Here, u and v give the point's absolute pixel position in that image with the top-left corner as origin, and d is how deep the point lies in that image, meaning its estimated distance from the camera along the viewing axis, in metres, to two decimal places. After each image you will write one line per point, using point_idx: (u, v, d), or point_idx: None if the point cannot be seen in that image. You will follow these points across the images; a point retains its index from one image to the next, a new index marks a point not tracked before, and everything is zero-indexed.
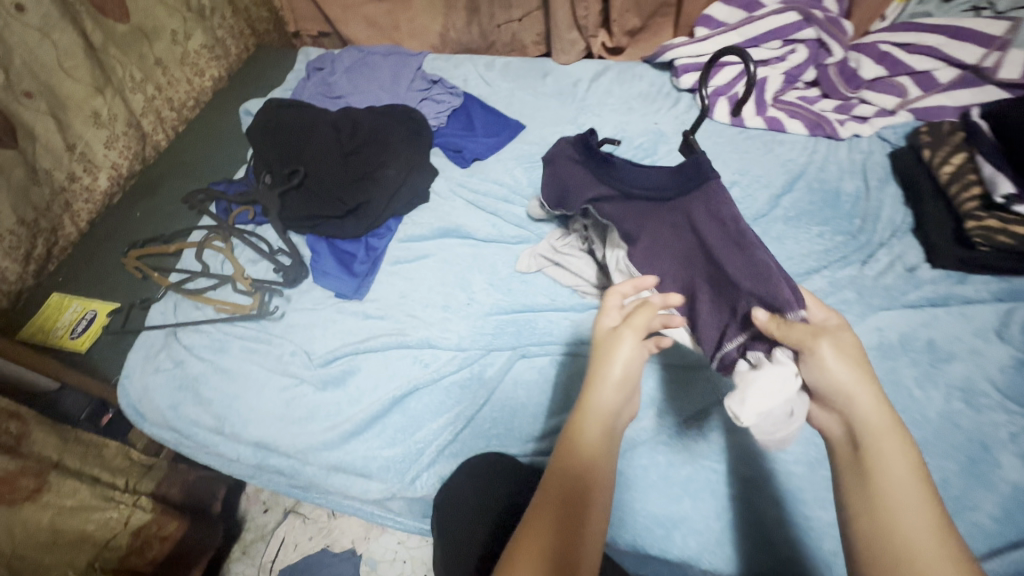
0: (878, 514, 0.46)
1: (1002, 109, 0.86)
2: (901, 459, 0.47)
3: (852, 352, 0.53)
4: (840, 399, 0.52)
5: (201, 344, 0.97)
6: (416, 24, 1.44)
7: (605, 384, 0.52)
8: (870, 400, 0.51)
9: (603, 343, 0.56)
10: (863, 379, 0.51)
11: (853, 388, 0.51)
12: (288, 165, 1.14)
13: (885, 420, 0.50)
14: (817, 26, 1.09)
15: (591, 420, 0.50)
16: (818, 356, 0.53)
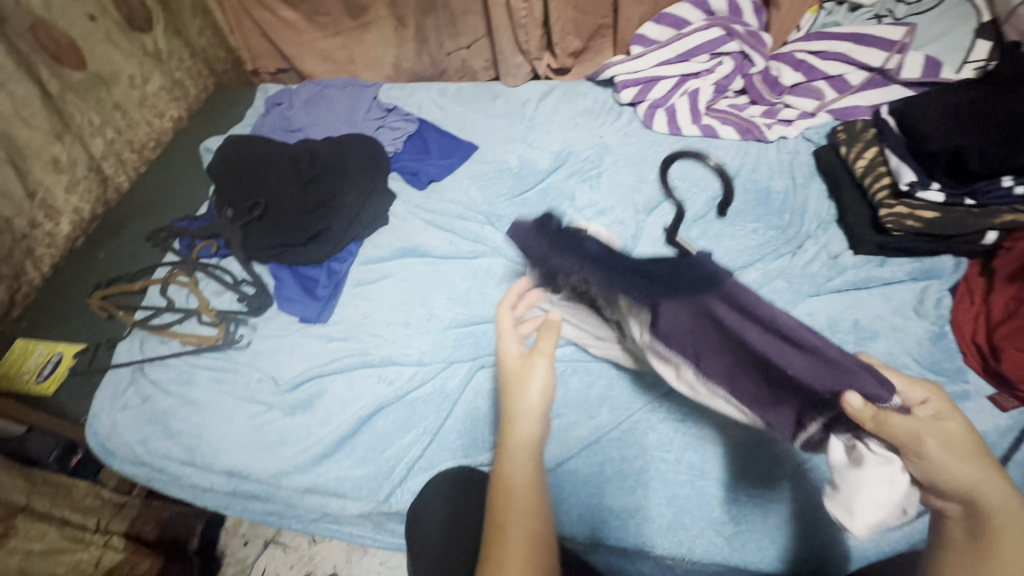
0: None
1: (905, 107, 0.95)
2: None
3: (959, 442, 0.50)
4: (963, 491, 0.48)
5: (168, 378, 0.99)
6: (370, 56, 1.49)
7: (523, 418, 0.53)
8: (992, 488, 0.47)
9: (514, 375, 0.56)
10: (983, 469, 0.48)
11: (971, 475, 0.48)
12: (248, 199, 1.17)
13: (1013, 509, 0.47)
14: (739, 39, 1.19)
15: (512, 458, 0.52)
16: (932, 457, 0.49)
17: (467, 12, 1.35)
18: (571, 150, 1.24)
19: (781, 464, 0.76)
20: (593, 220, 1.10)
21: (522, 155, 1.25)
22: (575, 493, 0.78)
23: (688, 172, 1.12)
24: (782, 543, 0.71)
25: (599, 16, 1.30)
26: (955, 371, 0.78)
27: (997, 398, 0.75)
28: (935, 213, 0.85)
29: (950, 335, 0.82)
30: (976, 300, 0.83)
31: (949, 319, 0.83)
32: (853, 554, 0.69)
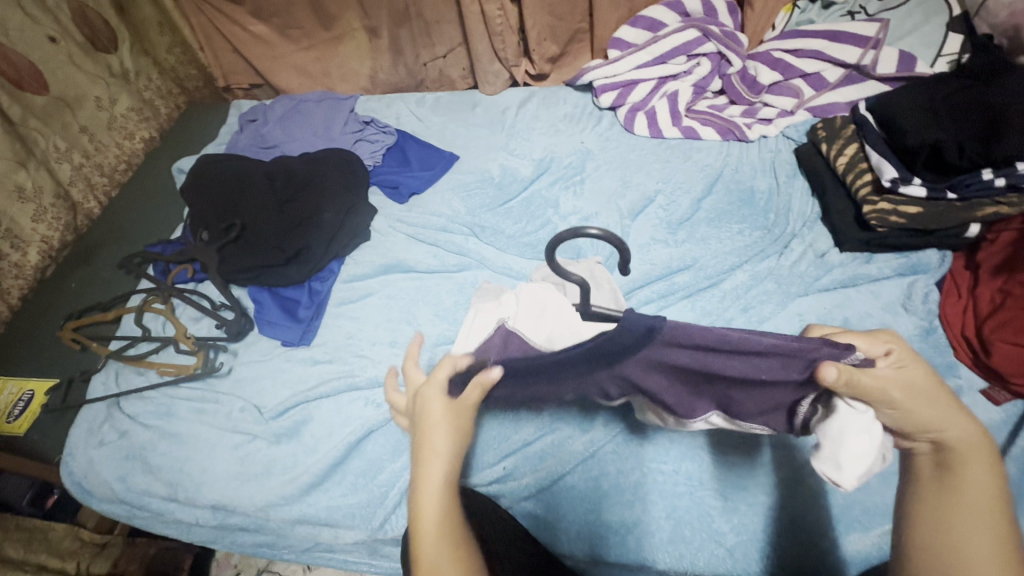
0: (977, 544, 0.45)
1: (882, 101, 0.95)
2: (988, 486, 0.47)
3: (926, 385, 0.50)
4: (932, 429, 0.49)
5: (146, 411, 0.95)
6: (345, 68, 1.47)
7: (433, 464, 0.53)
8: (962, 429, 0.49)
9: (430, 424, 0.55)
10: (950, 409, 0.49)
11: (947, 417, 0.49)
12: (224, 220, 1.13)
13: (979, 447, 0.49)
14: (715, 40, 1.19)
15: (427, 506, 0.52)
16: (900, 406, 0.49)
17: (442, 21, 1.33)
18: (553, 157, 1.22)
19: (778, 470, 0.75)
20: (578, 227, 1.09)
21: (504, 164, 1.24)
22: (572, 510, 0.77)
23: (671, 175, 1.12)
24: (786, 552, 0.69)
25: (575, 21, 1.29)
26: (947, 367, 0.78)
27: (990, 392, 0.75)
28: (918, 208, 0.85)
29: (939, 330, 0.82)
30: (962, 293, 0.83)
31: (938, 313, 0.83)
32: (859, 558, 0.68)
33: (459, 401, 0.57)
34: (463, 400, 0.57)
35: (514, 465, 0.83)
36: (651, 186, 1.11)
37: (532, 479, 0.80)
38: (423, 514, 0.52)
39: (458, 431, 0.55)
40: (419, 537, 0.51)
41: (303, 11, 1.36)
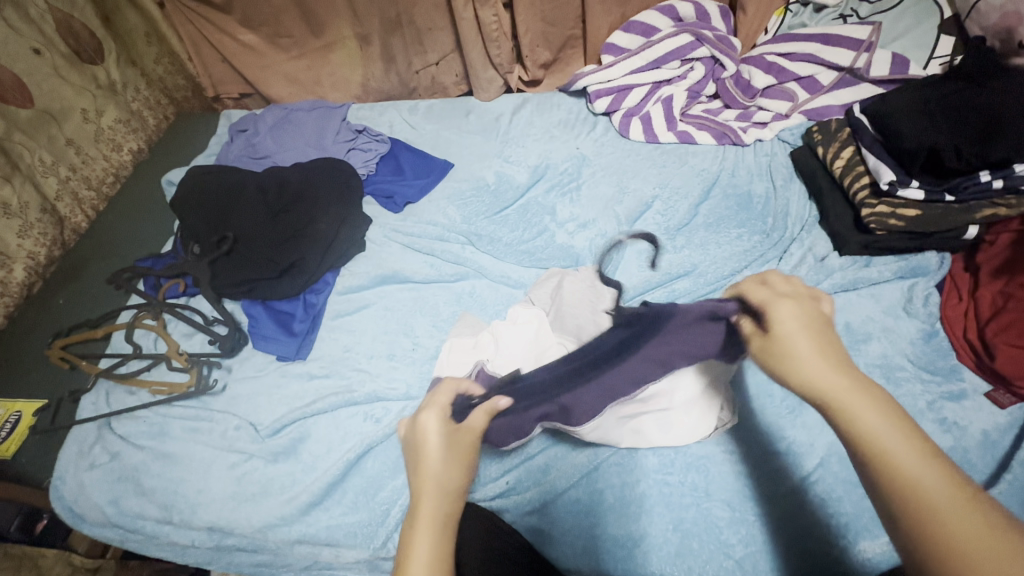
0: (901, 496, 0.39)
1: (876, 105, 0.95)
2: (883, 418, 0.43)
3: (800, 332, 0.51)
4: (799, 374, 0.48)
5: (139, 431, 0.93)
6: (337, 77, 1.46)
7: (434, 486, 0.54)
8: (827, 372, 0.47)
9: (431, 453, 0.58)
10: (824, 355, 0.49)
11: (807, 364, 0.48)
12: (216, 233, 1.11)
13: (852, 381, 0.46)
14: (708, 45, 1.19)
15: (420, 523, 0.51)
16: (787, 359, 0.50)
17: (434, 28, 1.32)
18: (549, 163, 1.22)
19: (783, 478, 0.74)
20: (576, 234, 1.08)
21: (499, 171, 1.23)
22: (577, 525, 0.75)
23: (668, 180, 1.12)
24: (795, 563, 0.68)
25: (568, 27, 1.29)
26: (950, 370, 0.78)
27: (994, 395, 0.74)
28: (916, 211, 0.85)
29: (942, 333, 0.81)
30: (963, 295, 0.83)
31: (939, 316, 0.83)
32: (869, 567, 0.67)
33: (463, 431, 0.61)
34: (468, 431, 0.62)
35: (516, 479, 0.81)
36: (648, 192, 1.11)
37: (535, 493, 0.79)
38: (414, 540, 0.50)
39: (463, 461, 0.58)
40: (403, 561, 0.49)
41: (293, 19, 1.35)
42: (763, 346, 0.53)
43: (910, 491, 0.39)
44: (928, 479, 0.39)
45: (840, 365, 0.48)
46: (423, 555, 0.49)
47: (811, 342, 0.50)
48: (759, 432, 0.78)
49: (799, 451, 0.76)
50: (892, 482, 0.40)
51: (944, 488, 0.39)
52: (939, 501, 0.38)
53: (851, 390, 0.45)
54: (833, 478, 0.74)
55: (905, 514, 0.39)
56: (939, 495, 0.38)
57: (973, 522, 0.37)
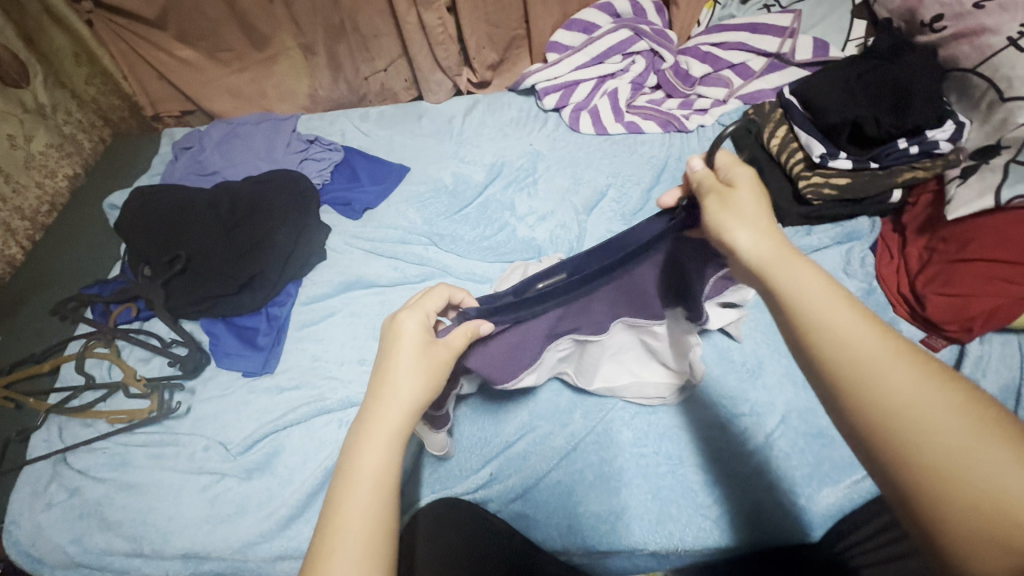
0: (843, 359, 0.41)
1: (804, 85, 1.01)
2: (814, 282, 0.44)
3: (758, 197, 0.51)
4: (741, 237, 0.49)
5: (99, 464, 0.88)
6: (284, 88, 1.44)
7: (394, 404, 0.51)
8: (763, 237, 0.48)
9: (400, 362, 0.53)
10: (757, 223, 0.49)
11: (746, 224, 0.49)
12: (167, 253, 1.07)
13: (784, 249, 0.47)
14: (647, 38, 1.25)
15: (366, 454, 0.47)
16: (727, 212, 0.50)
17: (379, 35, 1.32)
18: (504, 160, 1.24)
19: (749, 437, 0.79)
20: (536, 226, 1.10)
21: (456, 172, 1.24)
22: (559, 506, 0.77)
23: (620, 169, 1.16)
24: (769, 515, 0.72)
25: (512, 28, 1.32)
26: (889, 322, 0.84)
27: (928, 340, 0.81)
28: (846, 179, 0.92)
29: (878, 290, 0.88)
30: (895, 253, 0.90)
31: (875, 274, 0.89)
32: (833, 511, 0.72)
33: (440, 346, 0.56)
34: (448, 347, 0.57)
35: (498, 468, 0.82)
36: (602, 181, 1.15)
37: (518, 480, 0.80)
38: (362, 454, 0.47)
39: (431, 378, 0.54)
40: (344, 473, 0.47)
41: (232, 32, 1.33)
42: (715, 197, 0.52)
43: (850, 353, 0.41)
44: (872, 347, 0.41)
45: (774, 229, 0.49)
46: (374, 464, 0.47)
47: (755, 194, 0.51)
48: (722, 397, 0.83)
49: (761, 411, 0.81)
50: (831, 349, 0.41)
51: (883, 345, 0.41)
52: (874, 357, 0.40)
53: (784, 257, 0.47)
54: (793, 432, 0.79)
55: (842, 379, 0.41)
56: (877, 352, 0.40)
57: (903, 373, 0.39)
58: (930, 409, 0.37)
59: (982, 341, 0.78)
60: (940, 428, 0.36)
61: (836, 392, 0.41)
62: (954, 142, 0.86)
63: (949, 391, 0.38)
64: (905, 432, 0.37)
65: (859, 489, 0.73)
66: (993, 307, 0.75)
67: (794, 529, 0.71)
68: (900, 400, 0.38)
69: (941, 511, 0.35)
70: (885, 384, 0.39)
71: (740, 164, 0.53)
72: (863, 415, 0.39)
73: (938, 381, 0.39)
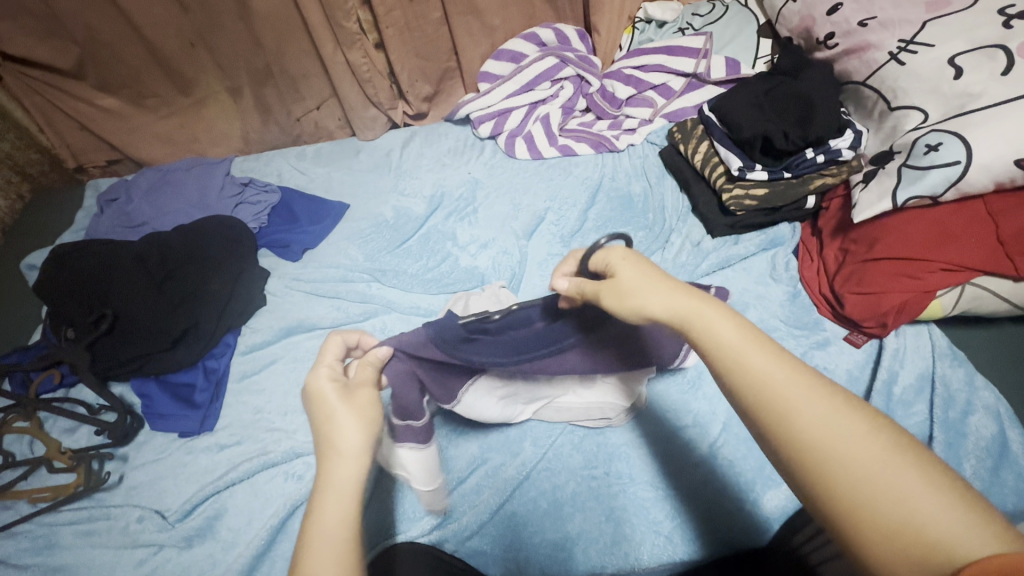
0: (762, 394, 0.41)
1: (718, 102, 1.07)
2: (727, 326, 0.44)
3: (649, 268, 0.50)
4: (646, 313, 0.47)
5: (20, 549, 0.81)
6: (215, 131, 1.40)
7: (340, 454, 0.49)
8: (671, 299, 0.47)
9: (332, 416, 0.52)
10: (660, 289, 0.48)
11: (649, 299, 0.47)
12: (92, 312, 1.02)
13: (691, 301, 0.46)
14: (572, 65, 1.29)
15: (325, 510, 0.46)
16: (625, 299, 0.49)
17: (308, 75, 1.31)
18: (443, 191, 1.24)
19: (696, 447, 0.81)
20: (478, 255, 1.11)
21: (396, 206, 1.23)
22: (514, 538, 0.76)
23: (557, 192, 1.19)
24: (719, 522, 0.74)
25: (441, 61, 1.34)
26: (814, 323, 0.89)
27: (851, 337, 0.86)
28: (765, 190, 0.97)
29: (803, 292, 0.92)
30: (815, 256, 0.95)
31: (799, 277, 0.94)
32: (778, 513, 0.74)
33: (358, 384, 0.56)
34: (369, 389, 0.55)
35: (452, 506, 0.80)
36: (540, 206, 1.17)
37: (472, 517, 0.78)
38: (322, 513, 0.46)
39: (365, 418, 0.52)
40: (305, 539, 0.44)
41: (156, 78, 1.30)
42: (607, 292, 0.50)
43: (768, 389, 0.41)
44: (785, 378, 0.41)
45: (675, 288, 0.48)
46: (335, 521, 0.45)
47: (643, 268, 0.50)
48: (668, 410, 0.84)
49: (704, 421, 0.83)
50: (751, 388, 0.41)
51: (796, 375, 0.41)
52: (789, 387, 0.41)
53: (692, 310, 0.46)
54: (737, 438, 0.81)
55: (762, 415, 0.41)
56: (792, 382, 0.41)
57: (819, 404, 0.40)
58: (846, 437, 0.38)
59: (897, 335, 0.84)
60: (856, 456, 0.37)
61: (760, 426, 0.41)
62: (855, 149, 0.93)
63: (860, 419, 0.39)
64: (824, 462, 0.38)
65: None
66: (902, 302, 0.81)
67: (743, 535, 0.72)
68: (817, 428, 0.39)
69: (864, 539, 0.35)
70: (803, 417, 0.39)
71: (613, 249, 0.52)
72: (788, 445, 0.40)
73: (850, 408, 0.39)
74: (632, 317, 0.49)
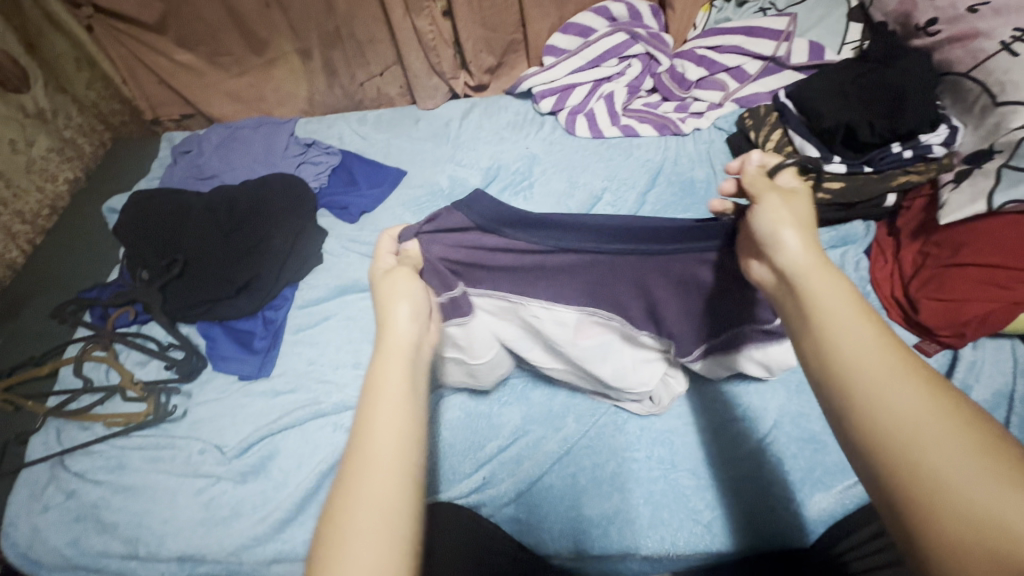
0: (842, 360, 0.39)
1: (798, 89, 1.02)
2: (833, 293, 0.42)
3: (803, 210, 0.50)
4: (773, 241, 0.48)
5: (95, 466, 0.89)
6: (282, 92, 1.44)
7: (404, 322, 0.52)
8: (811, 241, 0.47)
9: (393, 294, 0.55)
10: (804, 227, 0.48)
11: (795, 226, 0.48)
12: (165, 257, 1.08)
13: (810, 252, 0.46)
14: (643, 42, 1.25)
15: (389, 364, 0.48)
16: (773, 218, 0.49)
17: (375, 40, 1.33)
18: (500, 164, 1.24)
19: (742, 440, 0.79)
20: None
21: (452, 176, 1.24)
22: (554, 509, 0.77)
23: (615, 172, 1.16)
24: (763, 518, 0.72)
25: (508, 32, 1.32)
26: None
27: (922, 345, 0.81)
28: (841, 183, 0.91)
29: (873, 295, 0.88)
30: (888, 259, 0.90)
31: (869, 278, 0.90)
32: (826, 516, 0.72)
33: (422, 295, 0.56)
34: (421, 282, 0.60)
35: (491, 472, 0.82)
36: (598, 185, 1.15)
37: (510, 484, 0.80)
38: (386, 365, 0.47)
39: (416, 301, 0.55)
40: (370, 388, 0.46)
41: (231, 37, 1.33)
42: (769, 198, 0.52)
43: (850, 357, 0.39)
44: (874, 351, 0.38)
45: (812, 234, 0.48)
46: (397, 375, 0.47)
47: (807, 203, 0.51)
48: (716, 401, 0.83)
49: (755, 415, 0.81)
50: (833, 354, 0.40)
51: (887, 351, 0.38)
52: (870, 360, 0.38)
53: (811, 262, 0.45)
54: (787, 437, 0.79)
55: (837, 384, 0.39)
56: (878, 356, 0.38)
57: (912, 392, 0.36)
58: (923, 425, 0.34)
59: (974, 346, 0.79)
60: (940, 450, 0.33)
61: (833, 397, 0.39)
62: (948, 146, 0.86)
63: (956, 418, 0.35)
64: (890, 438, 0.35)
65: (852, 494, 0.73)
66: (986, 311, 0.76)
67: (787, 535, 0.70)
68: (895, 405, 0.36)
69: (934, 533, 0.32)
70: (881, 391, 0.37)
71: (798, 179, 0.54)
72: (856, 417, 0.37)
73: (941, 398, 0.36)
74: (769, 239, 0.49)
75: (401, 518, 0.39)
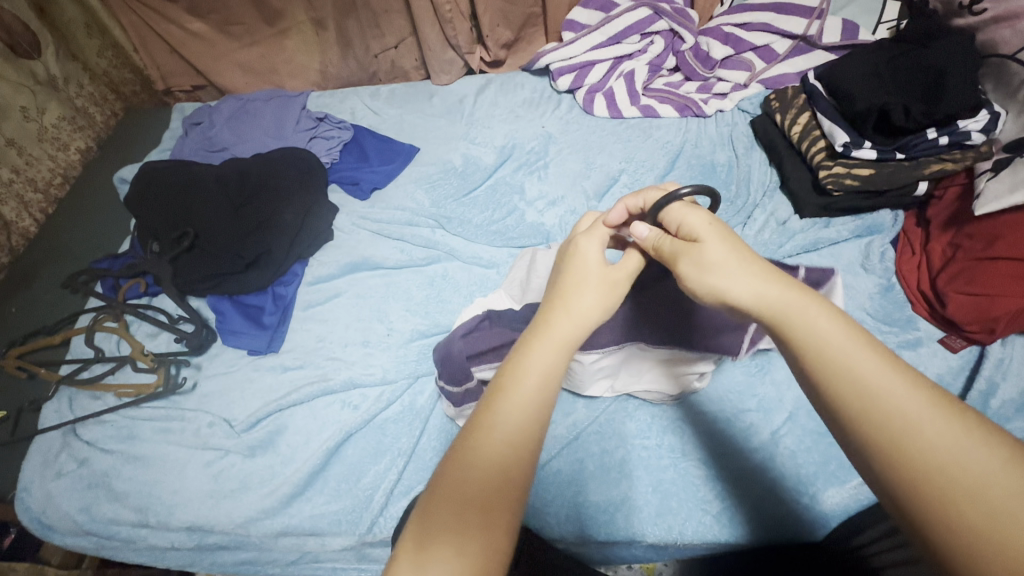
0: (868, 402, 0.38)
1: (830, 70, 0.97)
2: (833, 326, 0.42)
3: (726, 250, 0.48)
4: (718, 293, 0.47)
5: (106, 436, 0.90)
6: (295, 64, 1.41)
7: (570, 321, 0.52)
8: (760, 283, 0.45)
9: (577, 284, 0.54)
10: (743, 266, 0.47)
11: (735, 276, 0.46)
12: (175, 229, 1.07)
13: (785, 286, 0.45)
14: (667, 18, 1.20)
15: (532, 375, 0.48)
16: (712, 285, 0.47)
17: (389, 11, 1.29)
18: (515, 142, 1.21)
19: (755, 432, 0.78)
20: (546, 212, 1.08)
21: (466, 153, 1.21)
22: (562, 495, 0.76)
23: (633, 153, 1.13)
24: (772, 511, 0.71)
25: (527, 5, 1.27)
26: (906, 321, 0.82)
27: (947, 340, 0.79)
28: (870, 170, 0.89)
29: (897, 286, 0.85)
30: (916, 250, 0.87)
31: (894, 270, 0.87)
32: (838, 511, 0.70)
33: (614, 272, 0.55)
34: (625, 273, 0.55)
35: None
36: (615, 166, 1.12)
37: None
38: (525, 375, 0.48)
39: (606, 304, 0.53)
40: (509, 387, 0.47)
41: (243, 5, 1.30)
42: (687, 259, 0.49)
43: (872, 397, 0.38)
44: (897, 389, 0.38)
45: (764, 267, 0.46)
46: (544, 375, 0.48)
47: (722, 243, 0.48)
48: (730, 391, 0.81)
49: (769, 407, 0.80)
50: (857, 396, 0.38)
51: (907, 389, 0.38)
52: (893, 398, 0.38)
53: (793, 296, 0.44)
54: (803, 429, 0.77)
55: (869, 426, 0.38)
56: (896, 396, 0.38)
57: (939, 425, 0.36)
58: (965, 463, 0.34)
59: (1005, 343, 0.76)
60: (984, 486, 0.33)
61: (864, 443, 0.38)
62: (988, 133, 0.82)
63: (991, 448, 0.35)
64: (940, 485, 0.34)
65: (867, 491, 0.71)
66: (1017, 308, 0.73)
67: (797, 527, 0.69)
68: (930, 444, 0.36)
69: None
70: (919, 432, 0.36)
71: (696, 214, 0.51)
72: (895, 462, 0.36)
73: (971, 432, 0.36)
74: (711, 297, 0.48)
75: (501, 521, 0.42)
